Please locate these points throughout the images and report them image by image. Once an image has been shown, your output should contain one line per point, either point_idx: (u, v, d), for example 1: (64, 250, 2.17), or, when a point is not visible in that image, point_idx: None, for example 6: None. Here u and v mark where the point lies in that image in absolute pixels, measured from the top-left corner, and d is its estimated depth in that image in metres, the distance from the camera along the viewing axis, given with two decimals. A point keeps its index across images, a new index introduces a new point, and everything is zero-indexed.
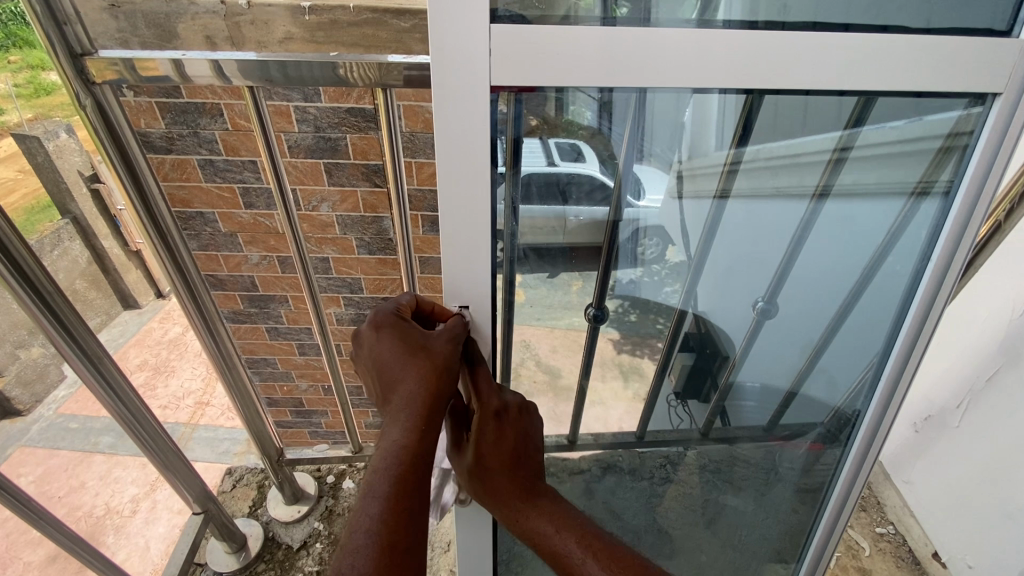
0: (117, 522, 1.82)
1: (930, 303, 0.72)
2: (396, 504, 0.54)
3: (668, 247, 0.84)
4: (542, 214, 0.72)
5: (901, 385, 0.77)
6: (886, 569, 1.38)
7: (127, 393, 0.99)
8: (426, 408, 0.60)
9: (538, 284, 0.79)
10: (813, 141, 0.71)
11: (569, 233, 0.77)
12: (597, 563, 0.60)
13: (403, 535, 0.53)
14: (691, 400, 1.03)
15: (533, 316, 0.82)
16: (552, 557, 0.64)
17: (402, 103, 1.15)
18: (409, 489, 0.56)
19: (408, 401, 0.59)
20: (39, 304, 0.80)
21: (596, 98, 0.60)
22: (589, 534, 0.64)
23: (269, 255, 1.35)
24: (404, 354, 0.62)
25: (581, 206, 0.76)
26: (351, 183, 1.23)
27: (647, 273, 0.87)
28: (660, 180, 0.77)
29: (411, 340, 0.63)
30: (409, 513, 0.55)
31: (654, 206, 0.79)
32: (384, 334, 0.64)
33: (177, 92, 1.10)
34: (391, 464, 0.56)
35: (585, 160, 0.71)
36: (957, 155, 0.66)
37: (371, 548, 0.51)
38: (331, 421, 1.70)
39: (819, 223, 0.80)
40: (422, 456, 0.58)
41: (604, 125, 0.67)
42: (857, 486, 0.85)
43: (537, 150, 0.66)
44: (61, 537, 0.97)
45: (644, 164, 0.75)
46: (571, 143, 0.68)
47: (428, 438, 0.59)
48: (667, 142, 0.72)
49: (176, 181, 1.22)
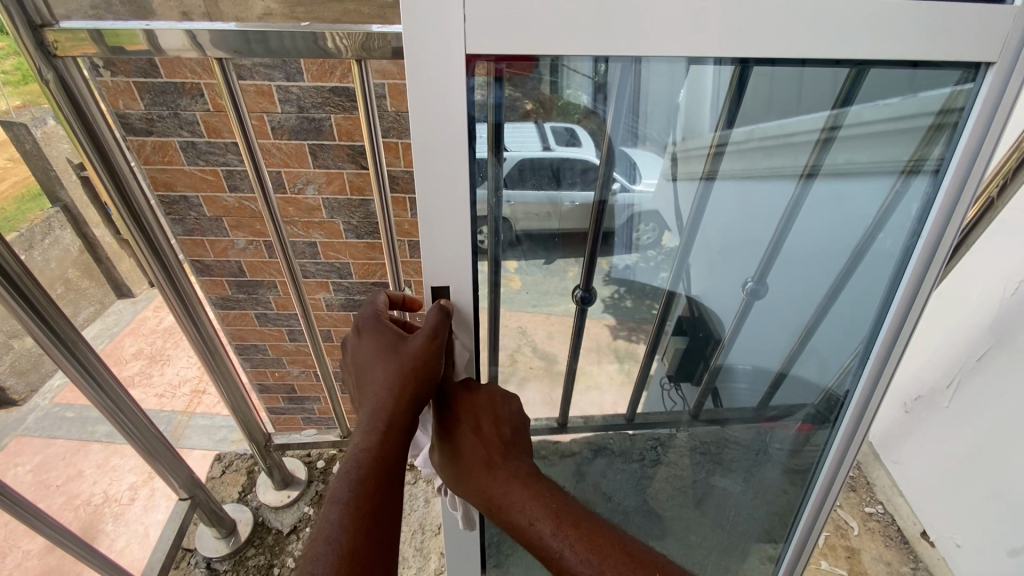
0: (115, 510, 1.84)
1: (920, 278, 0.70)
2: (358, 509, 0.58)
3: (665, 233, 0.84)
4: (535, 199, 0.71)
5: (888, 365, 0.76)
6: (875, 548, 1.40)
7: (107, 379, 0.97)
8: (390, 415, 0.62)
9: (532, 270, 0.78)
10: (803, 121, 0.70)
11: (563, 219, 0.76)
12: (576, 553, 0.60)
13: (364, 538, 0.56)
14: (685, 382, 1.04)
15: (527, 303, 0.81)
16: (529, 544, 0.64)
17: (387, 81, 1.12)
18: (373, 492, 0.59)
19: (377, 405, 0.63)
20: (12, 290, 0.78)
21: (589, 79, 0.60)
22: (568, 519, 0.63)
23: (255, 240, 1.33)
24: (379, 355, 0.65)
25: (575, 189, 0.75)
26: (336, 165, 1.21)
27: (642, 257, 0.86)
28: (655, 164, 0.75)
29: (385, 347, 0.65)
30: (370, 516, 0.58)
31: (650, 190, 0.77)
32: (366, 341, 0.68)
33: (155, 71, 1.08)
34: (354, 472, 0.60)
35: (580, 144, 0.70)
36: (949, 132, 0.64)
37: (331, 551, 0.55)
38: (323, 407, 1.69)
39: (809, 202, 0.79)
40: (386, 461, 0.61)
41: (599, 106, 0.66)
42: (846, 464, 0.84)
43: (531, 134, 0.65)
44: (45, 528, 0.95)
45: (638, 147, 0.73)
46: (568, 127, 0.68)
47: (392, 446, 0.62)
48: (662, 124, 0.70)
49: (157, 164, 1.19)
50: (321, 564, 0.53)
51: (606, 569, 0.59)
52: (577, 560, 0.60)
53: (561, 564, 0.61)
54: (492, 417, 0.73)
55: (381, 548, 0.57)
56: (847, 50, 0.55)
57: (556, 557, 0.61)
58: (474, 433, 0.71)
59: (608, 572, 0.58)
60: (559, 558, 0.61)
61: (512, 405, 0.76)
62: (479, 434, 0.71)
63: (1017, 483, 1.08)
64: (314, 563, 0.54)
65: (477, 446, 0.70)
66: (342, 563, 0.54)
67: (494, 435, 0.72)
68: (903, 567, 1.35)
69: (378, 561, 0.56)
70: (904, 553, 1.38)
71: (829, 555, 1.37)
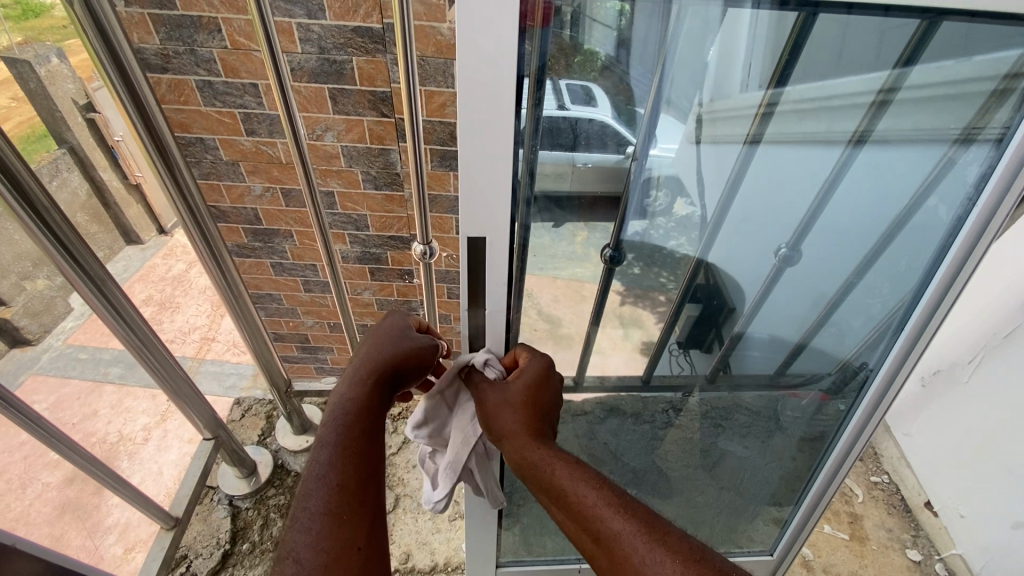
0: (130, 448, 1.91)
1: (971, 246, 0.68)
2: (345, 450, 0.61)
3: (679, 200, 0.80)
4: (549, 160, 0.68)
5: (923, 339, 0.76)
6: (877, 515, 1.43)
7: (133, 318, 0.98)
8: (378, 374, 0.67)
9: (541, 233, 0.75)
10: (851, 82, 0.67)
11: (576, 180, 0.72)
12: (601, 494, 0.65)
13: (354, 472, 0.60)
14: (695, 349, 1.00)
15: (534, 266, 0.78)
16: (608, 560, 0.62)
17: (413, 22, 1.07)
18: (359, 437, 0.62)
19: (364, 367, 0.67)
20: (36, 220, 0.76)
21: (612, 31, 0.60)
22: (656, 536, 0.60)
23: (272, 186, 1.31)
24: (388, 333, 0.71)
25: (589, 151, 0.70)
26: (357, 112, 1.17)
27: (654, 225, 0.83)
28: (675, 129, 0.72)
29: (400, 330, 0.71)
30: (360, 454, 0.61)
31: (667, 155, 0.74)
32: (385, 320, 0.73)
33: (171, 3, 1.03)
34: (344, 417, 0.63)
35: (596, 104, 0.66)
36: (1016, 96, 0.62)
37: (323, 486, 0.58)
38: (336, 357, 1.73)
39: (851, 173, 0.75)
40: (371, 411, 0.65)
41: (621, 62, 0.64)
42: (866, 434, 0.86)
43: (547, 93, 0.62)
44: (74, 457, 0.97)
45: (661, 112, 0.70)
46: (583, 85, 0.64)
47: (380, 397, 0.66)
48: (686, 86, 0.68)
49: (174, 104, 1.16)
50: (314, 498, 0.57)
51: (626, 511, 0.63)
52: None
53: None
54: (536, 403, 0.74)
55: (370, 479, 0.61)
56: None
57: (638, 572, 0.58)
58: (528, 445, 0.70)
59: (631, 516, 0.62)
60: (640, 571, 0.58)
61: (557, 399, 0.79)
62: (525, 422, 0.72)
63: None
64: (308, 497, 0.57)
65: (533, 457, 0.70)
66: (334, 495, 0.58)
67: (539, 415, 0.74)
68: (904, 534, 1.39)
69: (369, 490, 0.60)
70: (906, 521, 1.41)
71: (832, 520, 1.40)
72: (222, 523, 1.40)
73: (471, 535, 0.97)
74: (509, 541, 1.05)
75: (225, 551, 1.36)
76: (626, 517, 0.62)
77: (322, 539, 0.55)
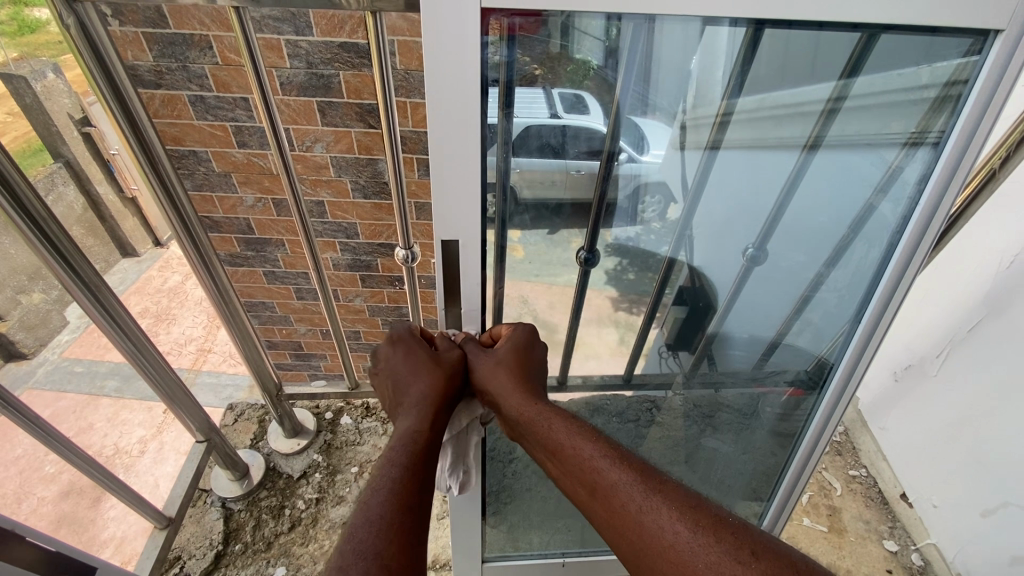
0: (126, 461, 1.77)
1: (917, 242, 0.72)
2: (410, 470, 0.61)
3: (671, 205, 0.84)
4: (540, 168, 0.73)
5: (876, 334, 0.80)
6: (856, 507, 1.45)
7: (127, 323, 1.00)
8: (433, 409, 0.67)
9: (536, 240, 0.81)
10: (806, 93, 0.71)
11: (570, 187, 0.78)
12: (597, 448, 0.63)
13: (416, 493, 0.60)
14: (682, 350, 1.03)
15: (530, 273, 0.85)
16: (605, 512, 0.60)
17: (397, 38, 1.12)
18: (420, 464, 0.62)
19: (414, 404, 0.66)
20: (35, 231, 0.80)
21: (601, 43, 0.64)
22: (655, 484, 0.59)
23: (264, 197, 1.34)
24: (416, 365, 0.69)
25: (581, 159, 0.75)
26: (345, 123, 1.21)
27: (647, 231, 0.87)
28: (663, 135, 0.75)
29: (420, 359, 0.69)
30: (419, 478, 0.61)
31: (657, 161, 0.78)
32: (398, 357, 0.70)
33: (164, 22, 1.07)
34: (407, 444, 0.63)
35: (589, 112, 0.71)
36: (953, 104, 0.66)
37: (386, 498, 0.57)
38: (330, 363, 1.77)
39: (810, 174, 0.79)
40: (429, 441, 0.65)
41: (608, 70, 0.67)
42: (830, 429, 0.89)
43: (539, 100, 0.67)
44: (74, 458, 0.99)
45: (648, 116, 0.73)
46: (574, 92, 0.69)
47: (435, 425, 0.66)
48: (673, 93, 0.71)
49: (166, 118, 1.19)
50: (376, 513, 0.56)
51: (625, 463, 0.61)
52: (672, 531, 0.55)
53: (641, 532, 0.56)
54: (528, 367, 0.72)
55: (424, 502, 0.60)
56: (831, 7, 0.58)
57: (636, 522, 0.57)
58: (529, 402, 0.68)
59: (628, 467, 0.61)
60: (638, 519, 0.57)
61: (543, 361, 0.77)
62: (520, 383, 0.70)
63: (1013, 450, 1.10)
64: (370, 507, 0.57)
65: (536, 415, 0.67)
66: (397, 510, 0.57)
67: (531, 378, 0.72)
68: (881, 525, 1.41)
69: (424, 510, 0.60)
70: (883, 513, 1.44)
71: (811, 512, 1.43)
72: (215, 525, 1.42)
73: (458, 533, 0.99)
74: (496, 537, 1.08)
75: (218, 551, 1.38)
76: (624, 469, 0.60)
77: (381, 551, 0.53)
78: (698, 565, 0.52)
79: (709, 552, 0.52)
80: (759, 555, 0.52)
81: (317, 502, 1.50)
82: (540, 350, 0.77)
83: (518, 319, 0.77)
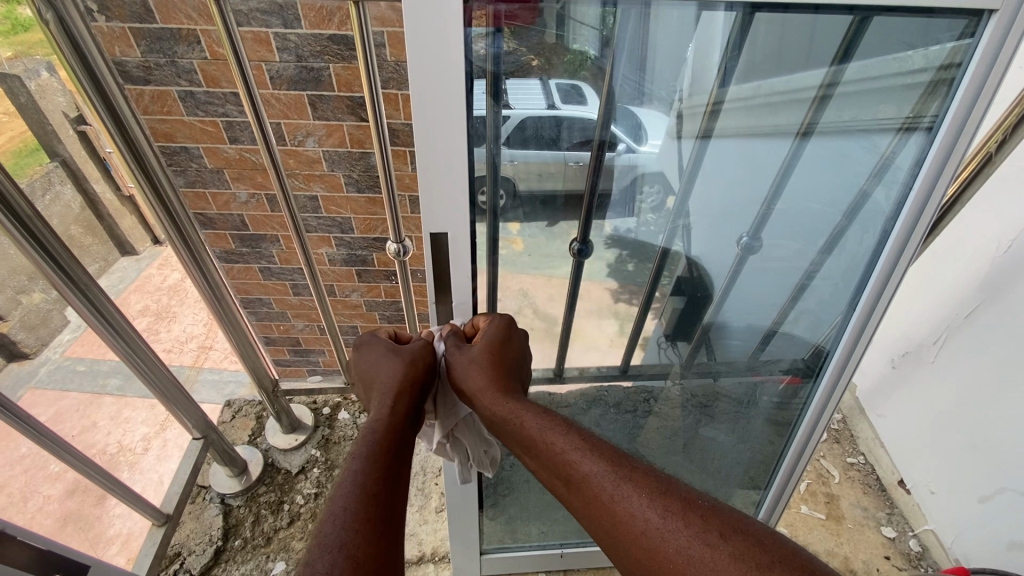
0: (130, 459, 1.84)
1: (911, 228, 0.72)
2: (374, 461, 0.60)
3: (668, 196, 0.83)
4: (537, 159, 0.73)
5: (871, 322, 0.79)
6: (853, 494, 1.46)
7: (118, 321, 0.99)
8: (399, 398, 0.67)
9: (536, 233, 0.81)
10: (798, 79, 0.70)
11: (566, 178, 0.77)
12: (569, 439, 0.63)
13: (384, 482, 0.59)
14: (681, 341, 1.02)
15: (527, 265, 0.84)
16: (580, 502, 0.59)
17: (386, 30, 1.10)
18: (387, 453, 0.62)
19: (381, 393, 0.67)
20: (19, 229, 0.78)
21: (596, 31, 0.64)
22: (627, 473, 0.59)
23: (257, 192, 1.33)
24: (382, 357, 0.71)
25: (577, 150, 0.74)
26: (336, 117, 1.20)
27: (644, 222, 0.86)
28: (660, 124, 0.74)
29: (386, 351, 0.72)
30: (388, 467, 0.61)
31: (654, 151, 0.77)
32: (366, 354, 0.73)
33: (151, 16, 1.06)
34: (371, 434, 0.63)
35: (586, 102, 0.70)
36: (946, 88, 0.65)
37: (354, 487, 0.57)
38: (329, 359, 1.77)
39: (802, 163, 0.78)
40: (396, 431, 0.65)
41: (605, 59, 0.67)
42: (825, 417, 0.89)
43: (535, 90, 0.67)
44: (68, 457, 0.99)
45: (644, 106, 0.72)
46: (572, 83, 0.68)
47: (403, 417, 0.67)
48: (667, 79, 0.69)
49: (156, 114, 1.18)
50: (342, 502, 0.55)
51: (597, 453, 0.61)
52: (643, 518, 0.55)
53: (613, 519, 0.56)
54: (502, 360, 0.73)
55: (393, 491, 0.59)
56: None
57: (608, 510, 0.57)
58: (502, 398, 0.68)
59: (600, 457, 0.60)
60: (610, 508, 0.57)
61: (519, 355, 0.77)
62: (494, 378, 0.70)
63: (1010, 436, 1.09)
64: (336, 498, 0.56)
65: (512, 409, 0.67)
66: (364, 499, 0.56)
67: (505, 372, 0.72)
68: (879, 512, 1.41)
69: (393, 501, 0.59)
70: (881, 500, 1.44)
71: (808, 500, 1.44)
72: (214, 521, 1.43)
73: (455, 526, 1.00)
74: (494, 529, 1.08)
75: (218, 547, 1.38)
76: (596, 459, 0.60)
77: (347, 538, 0.52)
78: (670, 549, 0.52)
79: (679, 537, 0.52)
80: (728, 536, 0.52)
81: (315, 497, 1.51)
82: (514, 342, 0.77)
83: (492, 312, 0.78)
